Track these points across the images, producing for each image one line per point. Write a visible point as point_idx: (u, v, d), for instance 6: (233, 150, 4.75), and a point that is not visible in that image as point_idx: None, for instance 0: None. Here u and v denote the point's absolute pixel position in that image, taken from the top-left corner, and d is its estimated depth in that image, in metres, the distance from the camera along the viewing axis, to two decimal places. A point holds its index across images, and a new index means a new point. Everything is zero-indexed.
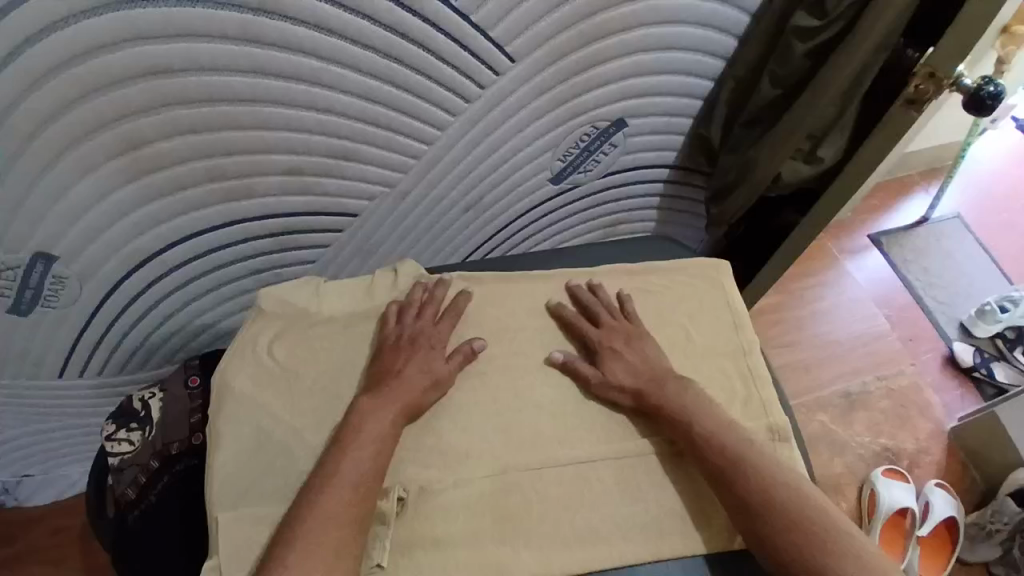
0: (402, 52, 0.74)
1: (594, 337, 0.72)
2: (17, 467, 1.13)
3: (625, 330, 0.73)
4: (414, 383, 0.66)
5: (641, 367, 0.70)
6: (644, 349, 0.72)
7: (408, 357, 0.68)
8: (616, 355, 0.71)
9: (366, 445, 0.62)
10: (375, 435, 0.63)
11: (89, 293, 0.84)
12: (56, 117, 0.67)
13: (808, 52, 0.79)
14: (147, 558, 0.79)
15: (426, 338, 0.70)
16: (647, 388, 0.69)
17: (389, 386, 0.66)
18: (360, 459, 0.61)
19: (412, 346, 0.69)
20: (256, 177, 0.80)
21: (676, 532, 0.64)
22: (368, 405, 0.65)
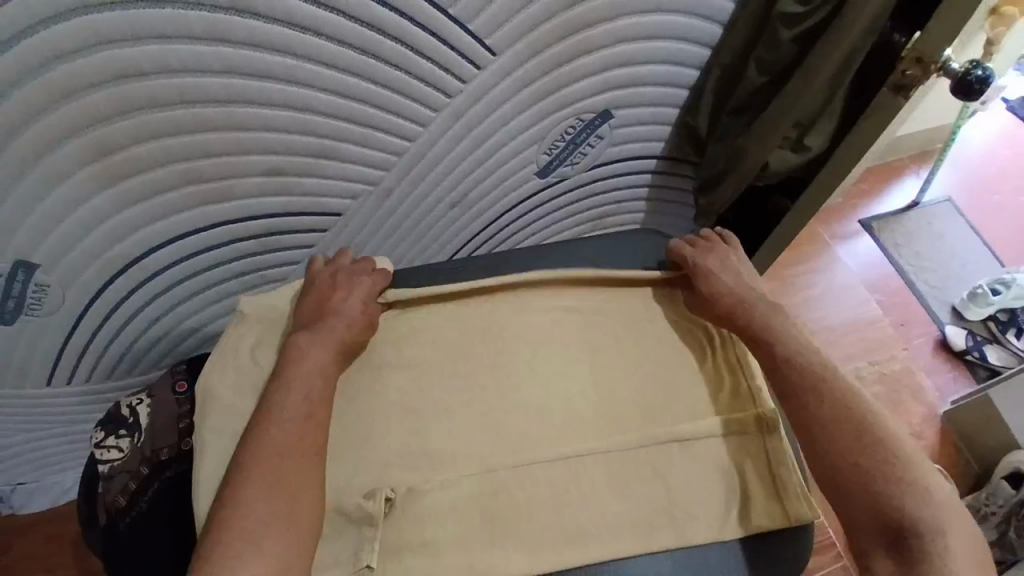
0: (379, 47, 0.73)
1: (691, 261, 0.77)
2: (10, 476, 1.13)
3: (721, 256, 0.77)
4: (350, 319, 0.69)
5: (733, 287, 0.74)
6: (740, 273, 0.76)
7: (339, 296, 0.71)
8: (719, 273, 0.75)
9: (308, 376, 0.64)
10: (314, 364, 0.65)
11: (72, 300, 0.83)
12: (29, 124, 0.66)
13: (795, 38, 0.78)
14: (138, 566, 0.78)
15: (353, 278, 0.73)
16: (736, 305, 0.72)
17: (321, 321, 0.68)
18: (300, 387, 0.63)
19: (341, 286, 0.72)
20: (236, 179, 0.78)
21: (667, 528, 0.62)
22: (306, 338, 0.67)
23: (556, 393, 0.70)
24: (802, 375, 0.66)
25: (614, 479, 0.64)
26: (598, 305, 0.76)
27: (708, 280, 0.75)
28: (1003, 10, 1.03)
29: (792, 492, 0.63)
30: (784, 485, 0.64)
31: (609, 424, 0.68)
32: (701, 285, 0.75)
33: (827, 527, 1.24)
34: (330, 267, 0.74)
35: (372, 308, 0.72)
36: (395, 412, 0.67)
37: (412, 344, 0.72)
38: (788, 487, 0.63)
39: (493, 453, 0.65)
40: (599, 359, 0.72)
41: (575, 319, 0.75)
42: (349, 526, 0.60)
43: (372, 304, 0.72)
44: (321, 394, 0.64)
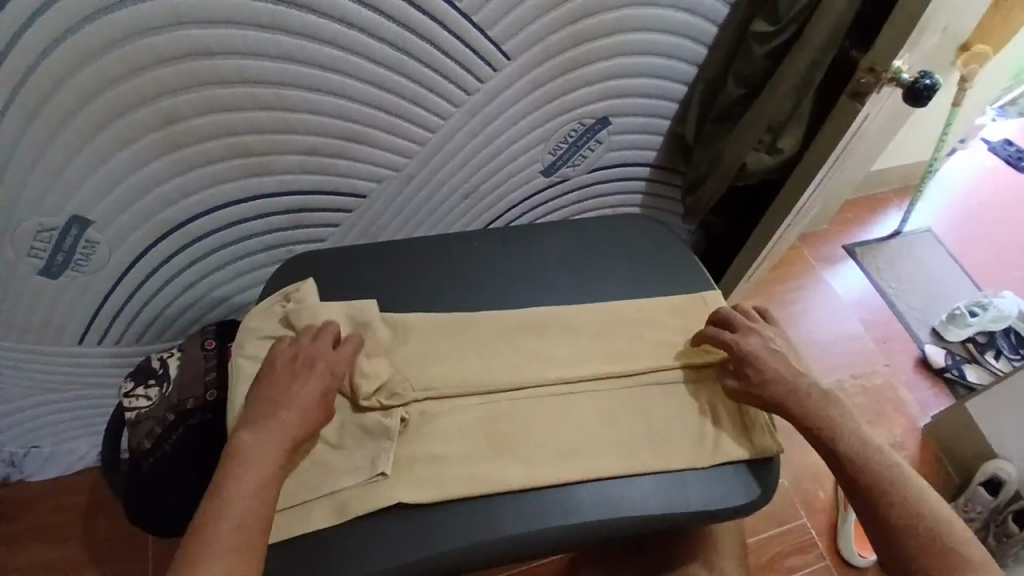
0: (410, 45, 0.84)
1: (735, 345, 0.73)
2: (28, 437, 1.19)
3: (767, 339, 0.74)
4: (302, 409, 0.65)
5: (784, 376, 0.71)
6: (790, 359, 0.73)
7: (298, 385, 0.66)
8: (776, 356, 0.72)
9: (257, 468, 0.60)
10: (262, 459, 0.61)
11: (116, 259, 0.92)
12: (102, 92, 0.76)
13: (767, 53, 0.91)
14: (166, 497, 0.88)
15: (314, 355, 0.69)
16: (788, 395, 0.70)
17: (275, 409, 0.64)
18: (249, 477, 0.60)
19: (299, 366, 0.68)
20: (277, 155, 0.89)
21: (645, 449, 0.71)
22: (255, 433, 0.62)
23: (558, 346, 0.77)
24: (854, 460, 0.67)
25: (602, 415, 0.73)
26: (595, 276, 0.83)
27: (761, 366, 0.72)
28: (974, 49, 1.18)
29: (759, 427, 0.73)
30: (751, 422, 0.73)
31: (601, 371, 0.76)
32: (751, 372, 0.72)
33: (810, 527, 1.30)
34: (291, 347, 0.69)
35: (327, 394, 0.67)
36: (410, 361, 0.75)
37: (427, 299, 0.80)
38: (755, 423, 0.73)
39: (500, 388, 0.74)
40: (595, 317, 0.79)
41: (573, 282, 0.83)
42: (368, 437, 0.69)
43: (328, 389, 0.68)
44: (266, 493, 0.60)
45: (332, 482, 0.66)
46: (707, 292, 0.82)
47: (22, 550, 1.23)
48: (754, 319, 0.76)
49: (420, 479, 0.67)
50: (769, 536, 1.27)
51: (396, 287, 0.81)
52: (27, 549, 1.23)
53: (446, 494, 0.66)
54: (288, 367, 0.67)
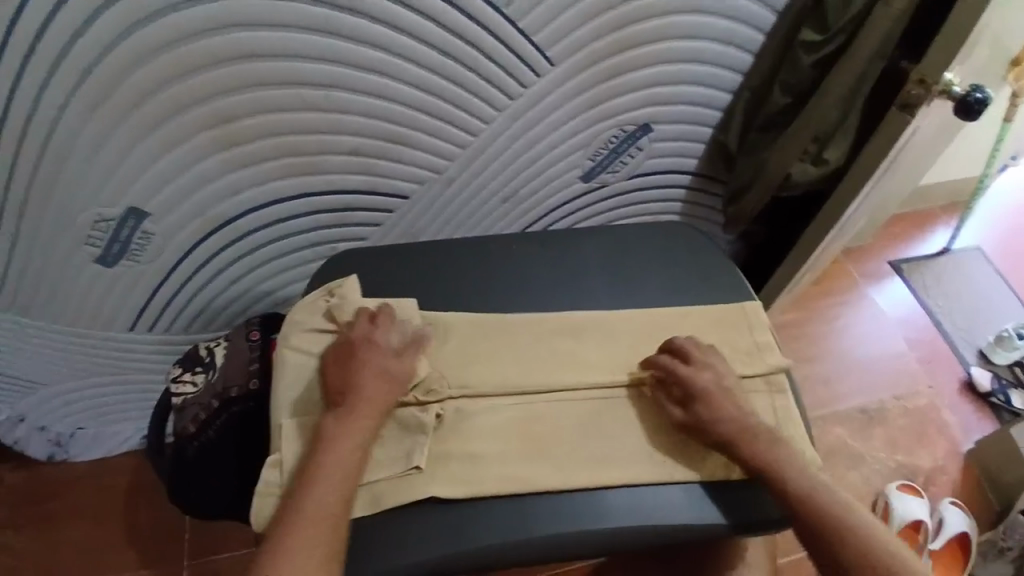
0: (456, 50, 0.86)
1: (688, 381, 0.71)
2: (78, 418, 1.25)
3: (720, 376, 0.73)
4: (370, 391, 0.69)
5: (735, 419, 0.70)
6: (738, 399, 0.72)
7: (369, 381, 0.70)
8: (726, 396, 0.71)
9: (338, 459, 0.65)
10: (339, 454, 0.66)
11: (168, 250, 0.97)
12: (162, 91, 0.80)
13: (815, 63, 0.91)
14: (212, 480, 0.93)
15: (376, 344, 0.72)
16: (740, 438, 0.69)
17: (349, 405, 0.68)
18: (332, 468, 0.65)
19: (364, 357, 0.71)
20: (324, 155, 0.92)
21: (677, 459, 0.71)
22: (332, 429, 0.67)
23: (593, 350, 0.78)
24: (813, 512, 0.66)
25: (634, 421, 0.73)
26: (634, 283, 0.83)
27: (709, 401, 0.71)
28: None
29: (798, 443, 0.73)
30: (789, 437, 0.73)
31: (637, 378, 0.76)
32: (701, 411, 0.70)
33: None
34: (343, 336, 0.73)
35: (388, 369, 0.71)
36: (450, 359, 0.77)
37: (466, 299, 0.82)
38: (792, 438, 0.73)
39: (535, 390, 0.75)
40: (633, 324, 0.79)
41: (611, 287, 0.83)
42: (404, 431, 0.71)
43: (387, 366, 0.71)
44: (346, 481, 0.65)
45: (370, 473, 0.68)
46: (747, 302, 0.82)
47: (69, 528, 1.28)
48: (702, 349, 0.75)
49: (454, 476, 0.69)
50: (803, 556, 1.25)
51: (436, 286, 0.82)
52: (74, 526, 1.28)
53: (478, 491, 0.68)
54: (345, 354, 0.72)
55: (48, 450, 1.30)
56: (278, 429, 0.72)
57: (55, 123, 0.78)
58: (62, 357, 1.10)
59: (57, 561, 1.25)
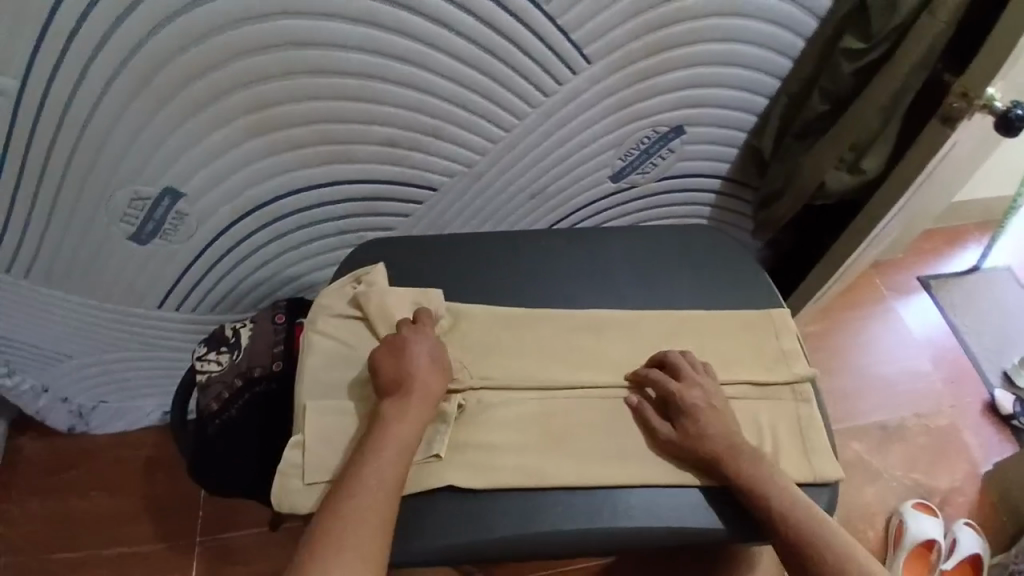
0: (494, 45, 0.86)
1: (677, 395, 0.71)
2: (102, 390, 1.28)
3: (710, 394, 0.72)
4: (424, 386, 0.69)
5: (723, 434, 0.69)
6: (727, 418, 0.71)
7: (428, 377, 0.70)
8: (711, 415, 0.70)
9: (393, 450, 0.65)
10: (399, 448, 0.65)
11: (201, 231, 0.98)
12: (204, 74, 0.81)
13: (856, 70, 0.89)
14: (230, 458, 0.95)
15: (431, 343, 0.73)
16: (724, 453, 0.68)
17: (410, 400, 0.68)
18: (388, 458, 0.65)
19: (420, 354, 0.71)
20: (357, 145, 0.92)
21: None
22: (393, 422, 0.67)
23: (616, 349, 0.77)
24: (790, 527, 0.64)
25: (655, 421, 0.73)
26: (660, 284, 0.82)
27: (694, 418, 0.70)
28: None
29: (821, 453, 0.72)
30: (811, 445, 0.72)
31: None
32: (689, 425, 0.70)
33: None
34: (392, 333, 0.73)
35: (437, 366, 0.72)
36: (472, 351, 0.77)
37: (490, 292, 0.82)
38: (816, 448, 0.72)
39: (557, 385, 0.75)
40: (658, 325, 0.79)
41: (637, 288, 0.82)
42: None
43: (437, 364, 0.72)
44: (400, 473, 0.65)
45: None
46: (774, 309, 0.81)
47: (86, 498, 1.31)
48: (695, 366, 0.74)
49: (472, 465, 0.69)
50: None
51: (463, 278, 0.83)
52: (87, 497, 1.31)
53: (495, 482, 0.68)
54: (393, 351, 0.72)
55: (69, 422, 1.32)
56: (302, 410, 0.73)
57: (98, 99, 0.80)
58: (91, 329, 1.12)
59: (76, 528, 1.28)
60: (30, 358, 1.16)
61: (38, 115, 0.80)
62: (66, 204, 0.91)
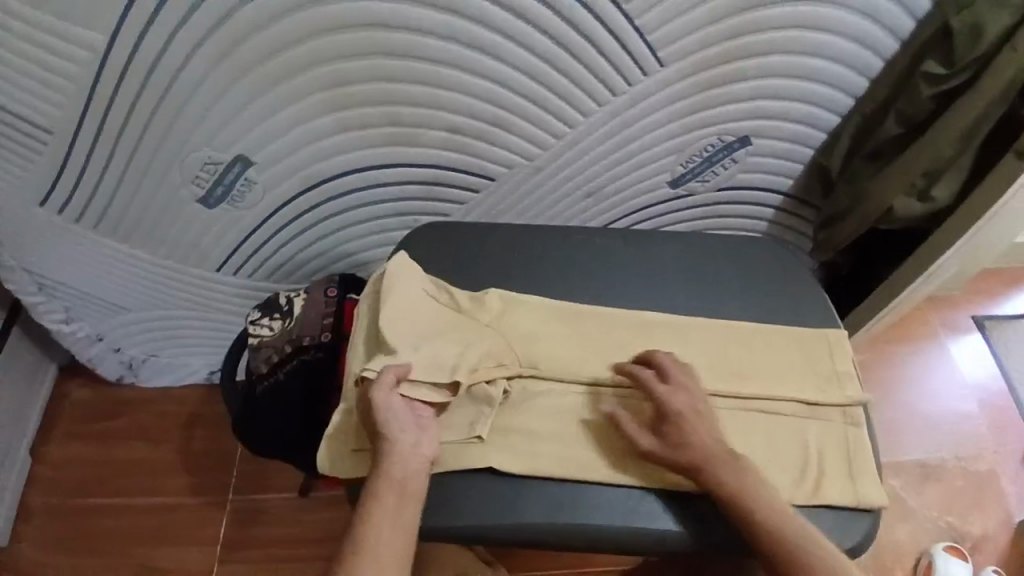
0: (568, 39, 0.85)
1: (661, 400, 0.70)
2: (153, 345, 1.33)
3: (696, 400, 0.70)
4: (393, 436, 0.67)
5: (709, 440, 0.68)
6: (710, 422, 0.69)
7: (395, 464, 0.66)
8: (702, 420, 0.69)
9: (390, 497, 0.65)
10: (388, 550, 0.63)
11: (267, 200, 1.02)
12: (286, 49, 0.84)
13: (935, 95, 0.87)
14: (273, 419, 0.99)
15: (402, 413, 0.68)
16: (709, 460, 0.66)
17: (383, 495, 0.65)
18: (386, 509, 0.64)
19: (392, 432, 0.67)
20: (423, 130, 0.94)
21: None
22: (373, 525, 0.63)
23: (664, 353, 0.77)
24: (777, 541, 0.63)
25: None
26: (713, 294, 0.82)
27: (680, 425, 0.68)
28: None
29: (866, 476, 0.71)
30: (857, 469, 0.71)
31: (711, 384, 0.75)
32: (672, 430, 0.68)
33: None
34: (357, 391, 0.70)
35: (390, 414, 0.67)
36: (521, 339, 0.78)
37: (541, 285, 0.83)
38: (862, 471, 0.71)
39: (603, 381, 0.75)
40: (709, 333, 0.78)
41: (690, 295, 0.82)
42: (468, 397, 0.73)
43: (388, 412, 0.67)
44: (403, 517, 0.64)
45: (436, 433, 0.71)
46: (831, 330, 0.79)
47: (130, 444, 1.38)
48: (684, 371, 0.73)
49: (512, 450, 0.71)
50: None
51: (518, 269, 0.84)
52: (133, 444, 1.38)
53: (534, 469, 0.69)
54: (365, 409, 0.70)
55: (118, 372, 1.39)
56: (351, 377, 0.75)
57: (182, 67, 0.84)
58: (150, 285, 1.18)
59: (117, 473, 1.36)
60: (91, 306, 1.23)
61: (123, 77, 0.85)
62: (140, 163, 0.96)
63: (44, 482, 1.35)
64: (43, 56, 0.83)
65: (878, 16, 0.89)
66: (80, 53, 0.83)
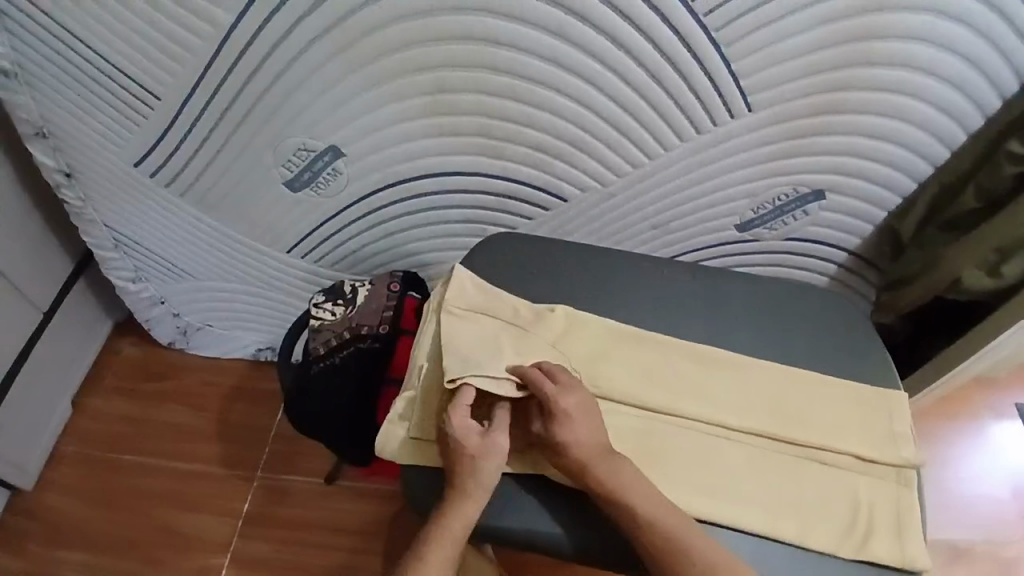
0: (664, 75, 0.88)
1: (551, 398, 0.72)
2: (209, 314, 1.38)
3: (584, 400, 0.74)
4: (478, 484, 0.70)
5: (591, 439, 0.71)
6: (597, 423, 0.73)
7: (464, 500, 0.70)
8: (569, 424, 0.72)
9: (454, 536, 0.69)
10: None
11: (349, 191, 1.07)
12: (397, 51, 0.88)
13: (1016, 174, 0.89)
14: (323, 401, 1.02)
15: (491, 465, 0.71)
16: (593, 458, 0.70)
17: (446, 524, 0.69)
18: (447, 546, 0.69)
19: (476, 482, 0.70)
20: (509, 144, 0.98)
21: (791, 521, 0.71)
22: (431, 549, 0.69)
23: (722, 390, 0.79)
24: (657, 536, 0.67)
25: (753, 466, 0.74)
26: (775, 339, 0.83)
27: (565, 423, 0.72)
28: None
29: (914, 538, 0.71)
30: (905, 529, 0.71)
31: (764, 425, 0.77)
32: (558, 428, 0.71)
33: None
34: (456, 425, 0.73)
35: (484, 466, 0.71)
36: (582, 358, 0.81)
37: (606, 307, 0.85)
38: (909, 530, 0.71)
39: (658, 407, 0.77)
40: (767, 376, 0.79)
41: (752, 337, 0.83)
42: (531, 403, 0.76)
43: (480, 463, 0.71)
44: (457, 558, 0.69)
45: None
46: (893, 391, 0.79)
47: (171, 406, 1.43)
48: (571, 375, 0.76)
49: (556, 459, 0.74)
50: None
51: (586, 289, 0.86)
52: (173, 407, 1.43)
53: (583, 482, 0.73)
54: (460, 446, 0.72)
55: (171, 336, 1.44)
56: (417, 369, 0.80)
57: (297, 57, 0.90)
58: (220, 257, 1.23)
59: (152, 433, 1.40)
60: (160, 269, 1.29)
61: (240, 57, 0.90)
62: (236, 140, 1.01)
63: (81, 432, 1.40)
64: (173, 30, 0.89)
65: (966, 88, 0.88)
66: (207, 31, 0.89)
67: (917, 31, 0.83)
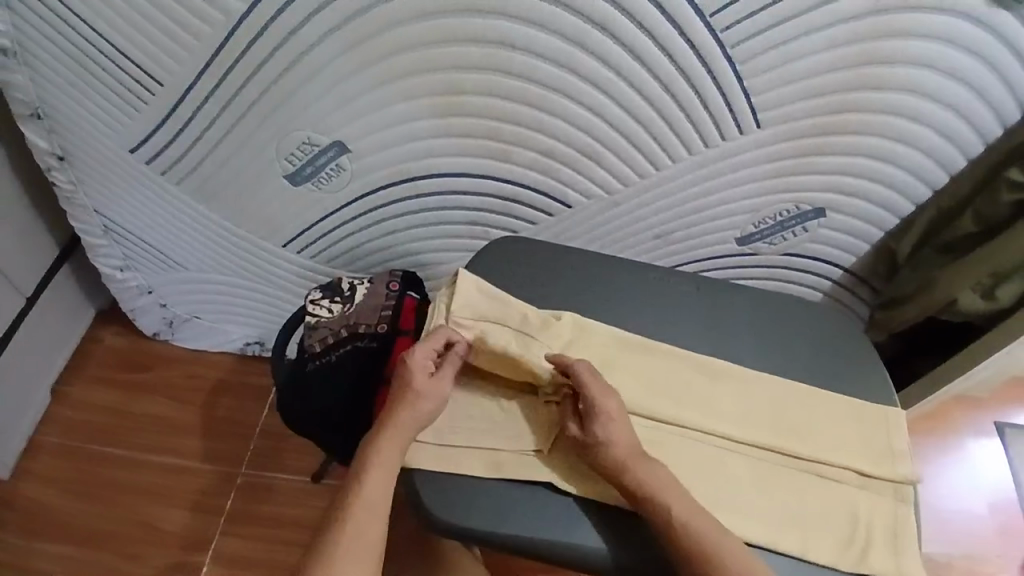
0: (676, 87, 0.89)
1: (596, 398, 0.75)
2: (198, 306, 1.36)
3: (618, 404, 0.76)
4: (412, 414, 0.76)
5: (627, 441, 0.73)
6: (629, 426, 0.75)
7: (394, 433, 0.75)
8: (610, 421, 0.74)
9: (383, 464, 0.73)
10: (367, 516, 0.70)
11: (351, 187, 1.06)
12: (411, 50, 0.88)
13: (1013, 203, 0.92)
14: (318, 398, 1.02)
15: (430, 398, 0.77)
16: (629, 460, 0.71)
17: (379, 455, 0.74)
18: (375, 472, 0.72)
19: (409, 413, 0.76)
20: (518, 148, 0.98)
21: (794, 535, 0.72)
22: (365, 480, 0.72)
23: (724, 402, 0.79)
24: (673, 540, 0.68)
25: (758, 479, 0.75)
26: (777, 354, 0.84)
27: (606, 422, 0.74)
28: None
29: (912, 554, 0.72)
30: (902, 548, 0.72)
31: (765, 438, 0.77)
32: (598, 427, 0.73)
33: None
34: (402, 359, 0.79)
35: (419, 396, 0.76)
36: None
37: (611, 316, 0.85)
38: (907, 546, 0.73)
39: (663, 418, 0.78)
40: (769, 390, 0.80)
41: (755, 351, 0.84)
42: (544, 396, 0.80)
43: (420, 394, 0.77)
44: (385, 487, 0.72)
45: (491, 441, 0.76)
46: (892, 409, 0.80)
47: (155, 398, 1.39)
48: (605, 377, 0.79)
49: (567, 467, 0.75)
50: None
51: (591, 296, 0.86)
52: (156, 399, 1.39)
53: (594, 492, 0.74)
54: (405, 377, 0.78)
55: (157, 327, 1.42)
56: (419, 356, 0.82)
57: (308, 50, 0.89)
58: (212, 247, 1.21)
59: (134, 425, 1.37)
60: (149, 258, 1.27)
61: (249, 46, 0.89)
62: (240, 130, 0.99)
63: (61, 421, 1.36)
64: (182, 16, 0.88)
65: (968, 115, 0.90)
66: (217, 20, 0.87)
67: (923, 57, 0.84)
